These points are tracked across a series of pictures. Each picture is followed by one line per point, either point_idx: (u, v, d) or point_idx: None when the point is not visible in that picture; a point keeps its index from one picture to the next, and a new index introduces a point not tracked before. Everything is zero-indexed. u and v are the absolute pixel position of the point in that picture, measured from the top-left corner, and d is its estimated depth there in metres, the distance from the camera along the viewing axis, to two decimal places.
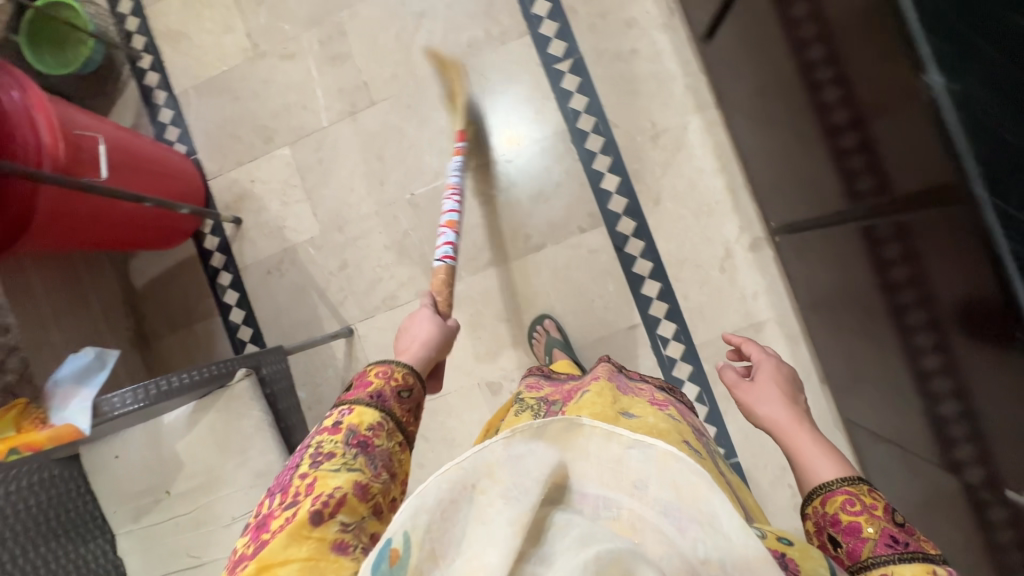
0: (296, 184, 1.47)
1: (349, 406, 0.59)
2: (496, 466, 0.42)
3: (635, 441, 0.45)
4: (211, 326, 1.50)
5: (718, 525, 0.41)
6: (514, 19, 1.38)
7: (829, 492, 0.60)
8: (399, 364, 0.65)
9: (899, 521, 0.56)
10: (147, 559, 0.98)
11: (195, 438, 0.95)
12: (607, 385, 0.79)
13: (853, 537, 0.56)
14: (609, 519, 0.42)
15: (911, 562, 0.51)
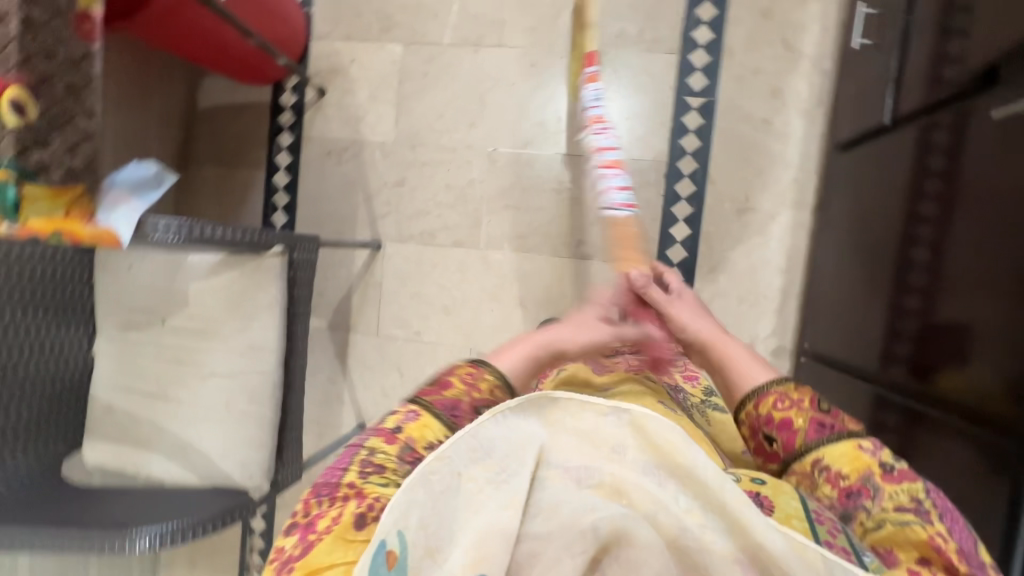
0: (392, 85, 1.43)
1: (418, 410, 0.54)
2: (474, 447, 0.44)
3: (609, 408, 0.44)
4: (253, 177, 1.49)
5: (699, 477, 0.41)
6: (671, 33, 1.32)
7: (760, 395, 0.58)
8: (490, 369, 0.58)
9: (824, 406, 0.55)
10: (117, 367, 1.01)
11: (208, 288, 0.96)
12: (582, 369, 0.75)
13: (785, 431, 0.56)
14: (592, 487, 0.43)
15: (841, 441, 0.53)
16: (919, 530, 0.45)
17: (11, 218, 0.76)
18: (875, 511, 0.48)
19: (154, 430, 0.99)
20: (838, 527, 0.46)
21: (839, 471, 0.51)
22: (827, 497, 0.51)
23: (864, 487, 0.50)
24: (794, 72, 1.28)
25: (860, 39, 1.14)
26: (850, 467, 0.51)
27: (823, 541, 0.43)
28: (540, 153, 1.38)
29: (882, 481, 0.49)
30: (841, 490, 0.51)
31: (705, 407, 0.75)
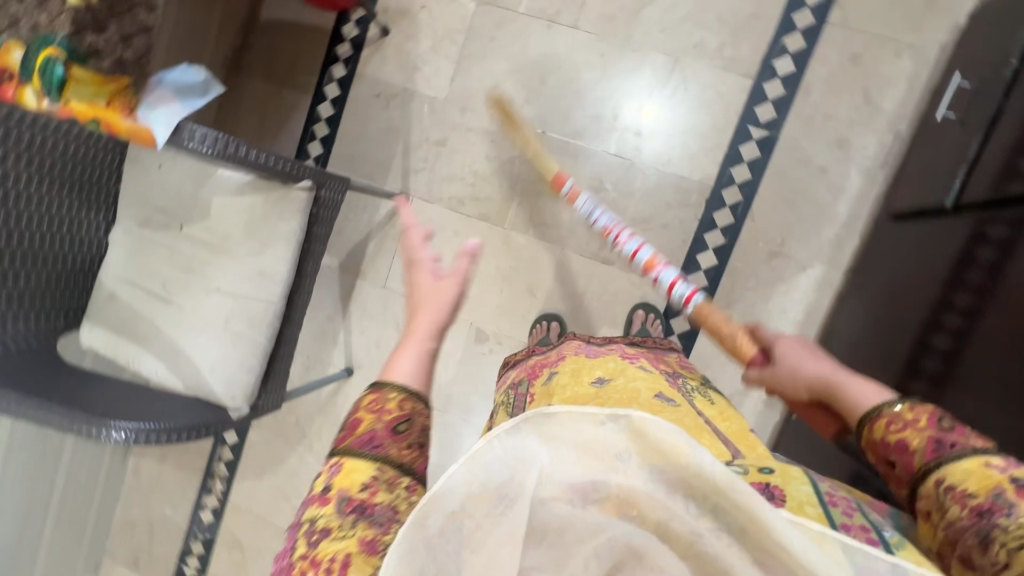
0: (456, 41, 1.39)
1: (339, 461, 0.63)
2: (469, 480, 0.44)
3: (607, 417, 0.45)
4: (298, 102, 1.47)
5: (705, 476, 0.43)
6: (751, 56, 1.27)
7: (872, 419, 0.61)
8: (393, 390, 0.68)
9: (944, 425, 0.56)
10: (127, 260, 1.02)
11: (231, 206, 0.96)
12: (574, 359, 0.80)
13: (903, 453, 0.57)
14: (599, 500, 0.45)
15: (965, 459, 0.53)
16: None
17: (52, 96, 0.87)
18: (1012, 529, 0.47)
19: (151, 329, 1.01)
20: (850, 508, 0.57)
21: (963, 489, 0.52)
22: (954, 517, 0.51)
23: (995, 504, 0.49)
24: (866, 127, 1.23)
25: (945, 110, 1.08)
26: (977, 486, 0.51)
27: (840, 523, 0.53)
28: (587, 146, 1.35)
29: (1014, 497, 0.49)
30: (970, 509, 0.50)
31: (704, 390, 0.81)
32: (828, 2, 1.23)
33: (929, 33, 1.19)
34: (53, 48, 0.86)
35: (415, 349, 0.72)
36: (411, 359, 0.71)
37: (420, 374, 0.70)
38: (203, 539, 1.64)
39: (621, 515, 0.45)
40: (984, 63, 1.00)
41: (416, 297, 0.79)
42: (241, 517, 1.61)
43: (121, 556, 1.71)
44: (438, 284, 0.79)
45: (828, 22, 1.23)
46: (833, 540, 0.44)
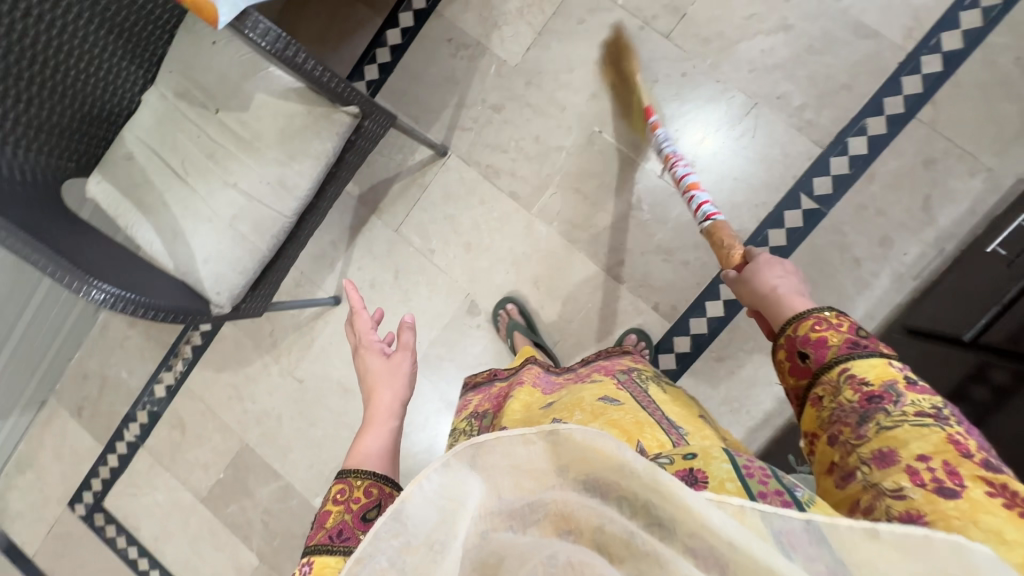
0: (544, 12, 1.34)
1: (310, 563, 0.61)
2: (394, 532, 0.40)
3: (537, 434, 0.40)
4: (369, 20, 1.42)
5: (631, 474, 0.38)
6: (829, 126, 1.23)
7: (801, 320, 0.65)
8: (360, 477, 0.68)
9: (862, 333, 0.61)
10: (154, 127, 1.00)
11: (272, 107, 0.92)
12: (529, 392, 0.85)
13: (819, 348, 0.62)
14: (537, 522, 0.41)
15: (873, 356, 0.58)
16: (936, 429, 0.51)
17: None
18: (895, 413, 0.53)
19: (158, 202, 0.99)
20: (767, 475, 0.51)
21: (862, 378, 0.57)
22: (848, 402, 0.57)
23: (886, 394, 0.55)
24: (914, 233, 1.20)
25: (998, 245, 1.05)
26: (875, 376, 0.57)
27: (756, 493, 0.49)
28: (638, 160, 1.32)
29: (904, 390, 0.55)
30: (863, 395, 0.57)
31: (657, 379, 0.92)
32: (924, 97, 1.18)
33: (1011, 161, 1.15)
34: None
35: (381, 433, 0.74)
36: (375, 444, 0.72)
37: (387, 459, 0.72)
38: (150, 411, 1.67)
39: (561, 533, 0.40)
40: None
41: (369, 380, 0.80)
42: (192, 402, 1.63)
43: (67, 401, 1.73)
44: (390, 358, 0.81)
45: (917, 116, 1.19)
46: (753, 514, 0.38)
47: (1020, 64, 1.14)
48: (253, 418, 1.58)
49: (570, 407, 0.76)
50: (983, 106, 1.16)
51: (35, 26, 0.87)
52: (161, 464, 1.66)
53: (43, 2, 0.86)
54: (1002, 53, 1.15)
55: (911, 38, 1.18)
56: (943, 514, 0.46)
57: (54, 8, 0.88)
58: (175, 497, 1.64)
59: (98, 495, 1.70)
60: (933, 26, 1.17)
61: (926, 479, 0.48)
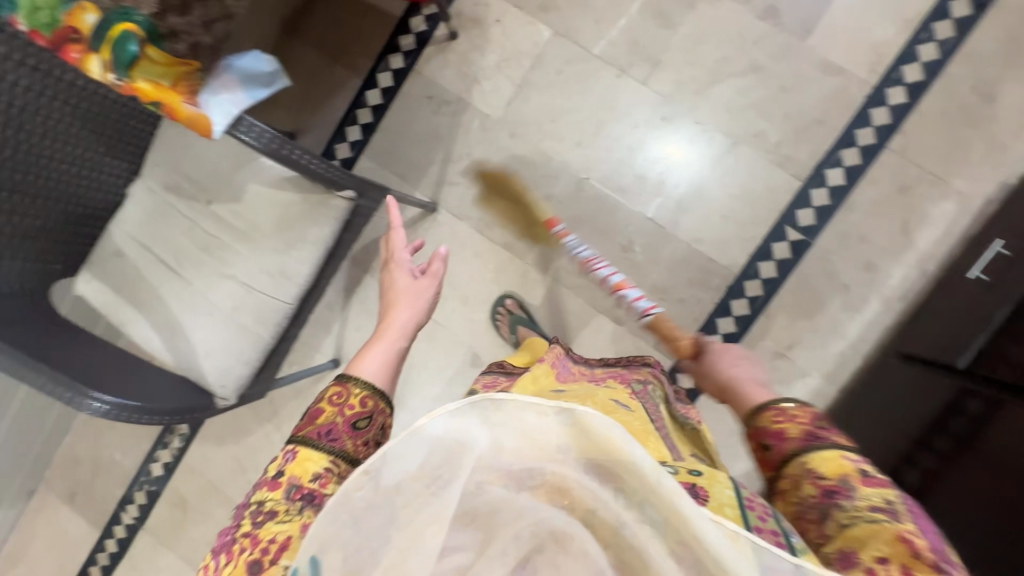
0: (522, 65, 1.36)
1: (296, 450, 0.67)
2: (403, 457, 0.48)
3: (553, 410, 0.48)
4: (347, 81, 1.42)
5: (637, 471, 0.46)
6: (807, 160, 1.27)
7: (765, 409, 0.71)
8: (358, 385, 0.73)
9: (819, 425, 0.66)
10: (143, 221, 0.98)
11: (266, 197, 0.92)
12: (546, 370, 0.83)
13: (779, 440, 0.67)
14: (532, 487, 0.50)
15: (825, 448, 0.63)
16: (888, 527, 0.52)
17: (119, 72, 0.63)
18: (849, 508, 0.56)
19: (153, 297, 0.97)
20: (767, 513, 0.58)
21: (819, 472, 0.61)
22: (809, 496, 0.60)
23: (841, 487, 0.58)
24: (896, 257, 1.25)
25: (978, 271, 1.10)
26: (829, 471, 0.60)
27: (752, 525, 0.55)
28: (627, 204, 1.34)
29: (857, 483, 0.58)
30: (821, 489, 0.60)
31: (669, 404, 0.90)
32: (892, 127, 1.24)
33: (979, 184, 1.21)
34: (132, 20, 0.61)
35: (386, 348, 0.78)
36: (380, 356, 0.77)
37: (386, 374, 0.76)
38: (147, 490, 1.61)
39: (554, 502, 0.50)
40: None
41: (391, 295, 0.87)
42: (192, 477, 1.59)
43: (58, 488, 1.66)
44: (416, 281, 0.88)
45: (887, 146, 1.24)
46: (746, 540, 0.46)
47: (977, 92, 1.21)
48: None
49: (581, 397, 0.76)
50: (948, 133, 1.22)
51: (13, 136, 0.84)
52: (163, 545, 1.60)
53: (21, 111, 0.83)
54: (960, 82, 1.21)
55: (875, 72, 1.24)
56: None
57: (35, 116, 0.85)
58: None
59: None
60: (894, 60, 1.23)
61: None
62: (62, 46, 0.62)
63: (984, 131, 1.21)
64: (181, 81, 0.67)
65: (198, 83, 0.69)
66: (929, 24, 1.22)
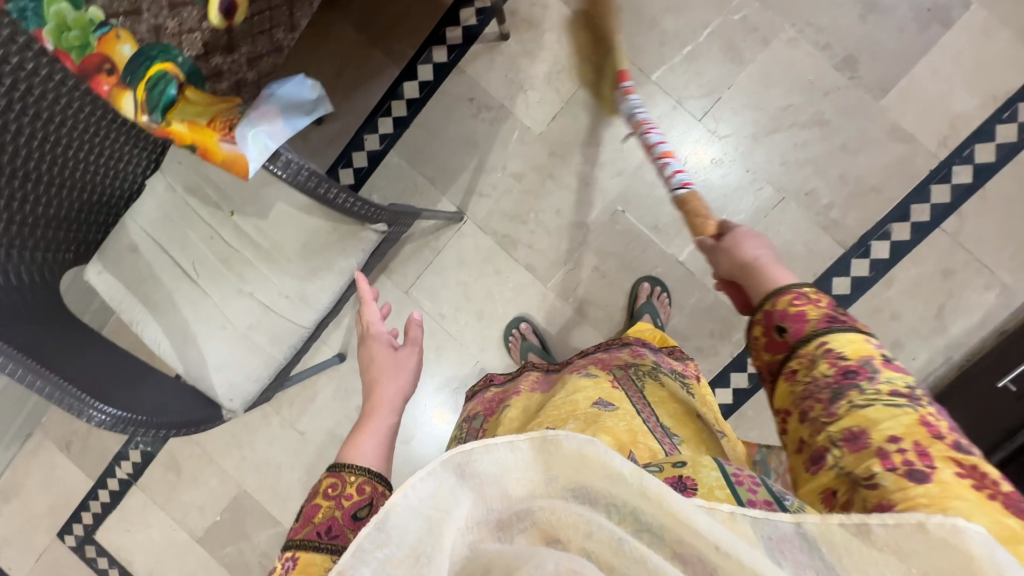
0: (573, 80, 1.27)
1: (296, 556, 0.57)
2: (382, 541, 0.36)
3: (527, 441, 0.37)
4: (384, 68, 1.33)
5: (620, 483, 0.35)
6: (855, 228, 1.22)
7: (778, 295, 0.55)
8: (353, 472, 0.63)
9: (839, 307, 0.53)
10: (160, 221, 0.93)
11: (294, 219, 0.87)
12: (527, 399, 0.87)
13: (797, 323, 0.52)
14: (523, 532, 0.37)
15: (848, 330, 0.51)
16: (909, 411, 0.45)
17: (155, 115, 0.56)
18: (870, 391, 0.47)
19: (166, 301, 0.94)
20: (756, 483, 0.49)
21: (840, 352, 0.50)
22: (823, 376, 0.49)
23: (862, 370, 0.48)
24: (925, 341, 1.21)
25: (1007, 380, 1.07)
26: (851, 352, 0.49)
27: (745, 502, 0.46)
28: (659, 243, 1.29)
29: (880, 365, 0.48)
30: (838, 369, 0.49)
31: (654, 374, 0.86)
32: (951, 207, 1.18)
33: None
34: (172, 60, 0.55)
35: (378, 429, 0.67)
36: (374, 442, 0.66)
37: (385, 454, 0.66)
38: (143, 450, 1.63)
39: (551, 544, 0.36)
40: None
41: (371, 371, 0.74)
42: (188, 445, 1.61)
43: (54, 434, 1.68)
44: (397, 353, 0.76)
45: (941, 226, 1.19)
46: (742, 521, 0.36)
47: None
48: (252, 465, 1.56)
49: (562, 412, 0.74)
50: (1007, 224, 1.17)
51: (33, 125, 0.78)
52: (154, 504, 1.63)
53: (41, 99, 0.77)
54: None
55: (946, 146, 1.17)
56: (913, 500, 0.40)
57: (54, 106, 0.78)
58: (170, 536, 1.62)
59: (87, 529, 1.68)
60: (968, 136, 1.16)
61: (896, 463, 0.43)
62: (91, 74, 0.54)
63: None
64: (216, 118, 0.60)
65: (236, 116, 0.62)
66: (1014, 103, 1.14)
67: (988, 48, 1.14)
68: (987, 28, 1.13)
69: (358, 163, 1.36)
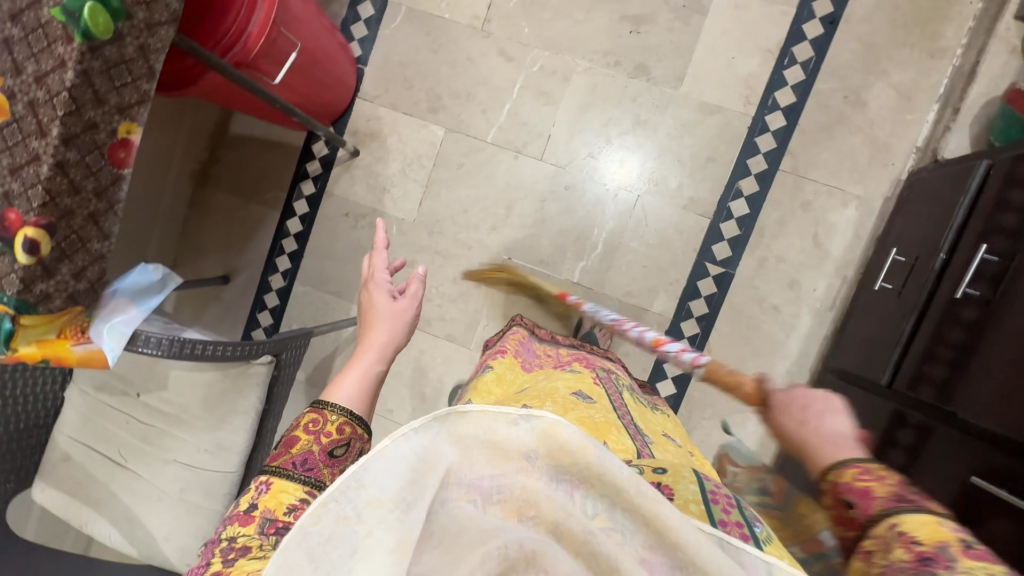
0: (425, 166, 1.42)
1: (269, 482, 0.54)
2: (365, 483, 0.41)
3: (521, 417, 0.44)
4: (265, 217, 1.48)
5: (606, 475, 0.42)
6: (710, 195, 1.32)
7: (844, 464, 0.52)
8: (334, 410, 0.60)
9: (910, 485, 0.49)
10: (81, 425, 1.01)
11: (188, 380, 0.96)
12: (510, 365, 0.88)
13: (865, 500, 0.49)
14: (500, 502, 0.44)
15: (921, 512, 0.46)
16: None
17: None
18: None
19: (105, 493, 1.00)
20: (730, 505, 0.56)
21: (913, 536, 0.44)
22: (899, 560, 0.43)
23: (944, 558, 0.42)
24: (815, 272, 1.28)
25: (883, 280, 1.13)
26: (926, 535, 0.44)
27: (718, 520, 0.52)
28: (552, 275, 1.38)
29: (959, 553, 0.42)
30: (915, 554, 0.43)
31: (631, 390, 0.93)
32: (780, 149, 1.29)
33: (874, 185, 1.26)
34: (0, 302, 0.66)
35: (362, 369, 0.64)
36: (354, 379, 0.63)
37: (365, 397, 0.63)
38: None
39: (522, 519, 0.43)
40: (921, 243, 1.05)
41: (367, 318, 0.70)
42: None
43: None
44: (395, 302, 0.70)
45: (780, 168, 1.29)
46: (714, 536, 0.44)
47: (849, 101, 1.26)
48: None
49: (541, 395, 0.76)
50: (833, 145, 1.27)
51: None
52: None
53: None
54: (830, 95, 1.27)
55: (751, 103, 1.30)
56: None
57: None
58: None
59: None
60: (765, 89, 1.29)
61: None
62: None
63: (865, 135, 1.26)
64: (66, 329, 0.73)
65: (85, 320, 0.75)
66: (788, 49, 1.28)
67: (746, 15, 1.29)
68: (738, 1, 1.29)
69: (271, 303, 1.48)
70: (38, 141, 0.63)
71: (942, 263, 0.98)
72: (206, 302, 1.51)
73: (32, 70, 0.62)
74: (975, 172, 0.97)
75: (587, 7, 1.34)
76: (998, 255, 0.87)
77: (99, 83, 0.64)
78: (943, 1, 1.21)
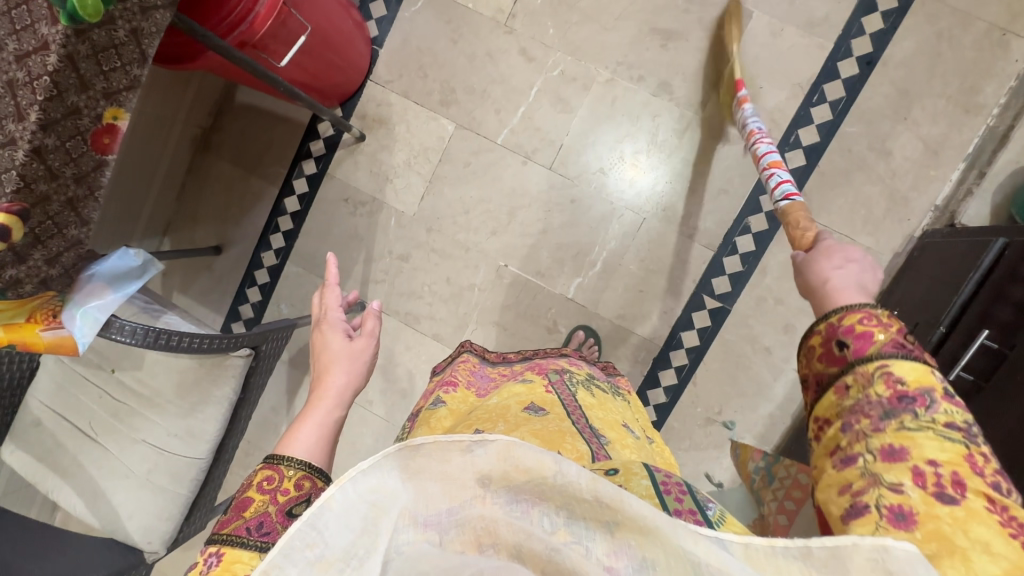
0: (431, 160, 1.38)
1: (220, 553, 0.53)
2: (311, 542, 0.38)
3: (474, 443, 0.38)
4: (264, 191, 1.44)
5: (571, 489, 0.38)
6: (717, 228, 1.28)
7: (852, 308, 0.53)
8: (292, 466, 0.59)
9: (910, 335, 0.51)
10: (55, 394, 1.01)
11: (165, 363, 0.95)
12: (463, 398, 0.86)
13: (862, 341, 0.51)
14: (458, 537, 0.42)
15: (916, 360, 0.49)
16: (963, 446, 0.45)
17: None
18: (924, 419, 0.46)
19: (74, 464, 1.00)
20: (682, 493, 0.55)
21: (900, 377, 0.48)
22: (876, 395, 0.48)
23: (923, 399, 0.47)
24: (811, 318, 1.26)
25: None
26: (914, 378, 0.48)
27: (672, 509, 0.52)
28: (547, 288, 1.36)
29: (939, 398, 0.47)
30: (894, 392, 0.48)
31: (587, 383, 0.91)
32: (795, 189, 1.25)
33: (886, 239, 1.22)
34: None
35: (318, 419, 0.63)
36: (309, 430, 0.62)
37: (322, 445, 0.62)
38: None
39: (483, 548, 0.42)
40: (922, 310, 1.03)
41: (321, 362, 0.69)
42: None
43: None
44: (351, 343, 0.70)
45: None
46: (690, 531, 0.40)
47: (874, 149, 1.21)
48: None
49: (493, 419, 0.74)
50: (850, 192, 1.23)
51: None
52: None
53: None
54: (855, 140, 1.22)
55: (772, 137, 1.25)
56: (936, 517, 0.41)
57: None
58: None
59: None
60: (789, 124, 1.24)
61: (929, 483, 0.43)
62: None
63: (884, 187, 1.22)
64: (35, 314, 0.75)
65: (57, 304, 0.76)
66: (818, 86, 1.23)
67: (780, 44, 1.23)
68: (774, 28, 1.23)
69: (260, 280, 1.46)
70: (16, 124, 0.60)
71: (940, 337, 0.96)
72: (195, 273, 1.49)
73: (14, 48, 0.60)
74: (990, 248, 0.94)
75: (617, 15, 1.28)
76: (995, 343, 0.86)
77: (84, 67, 0.60)
78: (986, 57, 1.16)
